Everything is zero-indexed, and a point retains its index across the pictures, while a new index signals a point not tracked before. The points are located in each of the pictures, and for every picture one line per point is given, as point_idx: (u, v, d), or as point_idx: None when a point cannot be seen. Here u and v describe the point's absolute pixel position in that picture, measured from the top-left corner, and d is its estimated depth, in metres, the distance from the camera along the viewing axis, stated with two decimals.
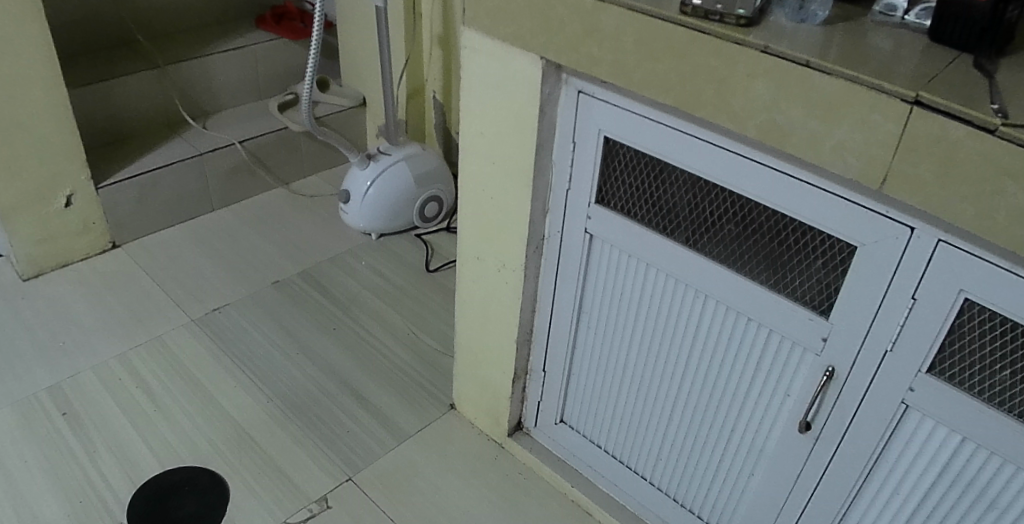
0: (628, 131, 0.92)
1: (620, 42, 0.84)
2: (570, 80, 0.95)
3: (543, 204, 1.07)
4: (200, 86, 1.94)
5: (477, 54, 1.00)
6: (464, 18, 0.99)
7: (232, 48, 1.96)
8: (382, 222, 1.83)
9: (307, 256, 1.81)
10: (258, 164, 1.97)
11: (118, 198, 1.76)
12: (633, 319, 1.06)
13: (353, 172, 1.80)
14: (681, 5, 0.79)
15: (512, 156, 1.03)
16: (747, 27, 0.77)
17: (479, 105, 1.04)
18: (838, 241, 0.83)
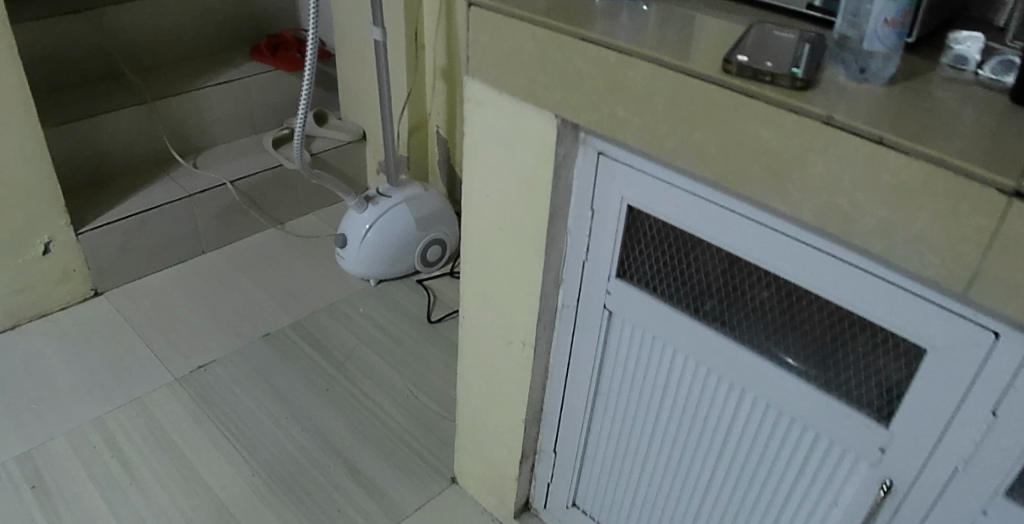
0: (657, 201, 0.80)
1: (649, 103, 0.71)
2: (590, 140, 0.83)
3: (556, 274, 0.94)
4: (190, 121, 1.83)
5: (482, 107, 0.88)
6: (468, 67, 0.87)
7: (225, 81, 1.85)
8: (381, 267, 1.71)
9: (300, 304, 1.69)
10: (250, 203, 1.85)
11: (100, 244, 1.65)
12: (656, 405, 0.93)
13: (350, 215, 1.68)
14: (724, 63, 0.67)
15: (522, 222, 0.91)
16: (803, 91, 0.64)
17: (485, 165, 0.91)
18: (906, 342, 0.69)
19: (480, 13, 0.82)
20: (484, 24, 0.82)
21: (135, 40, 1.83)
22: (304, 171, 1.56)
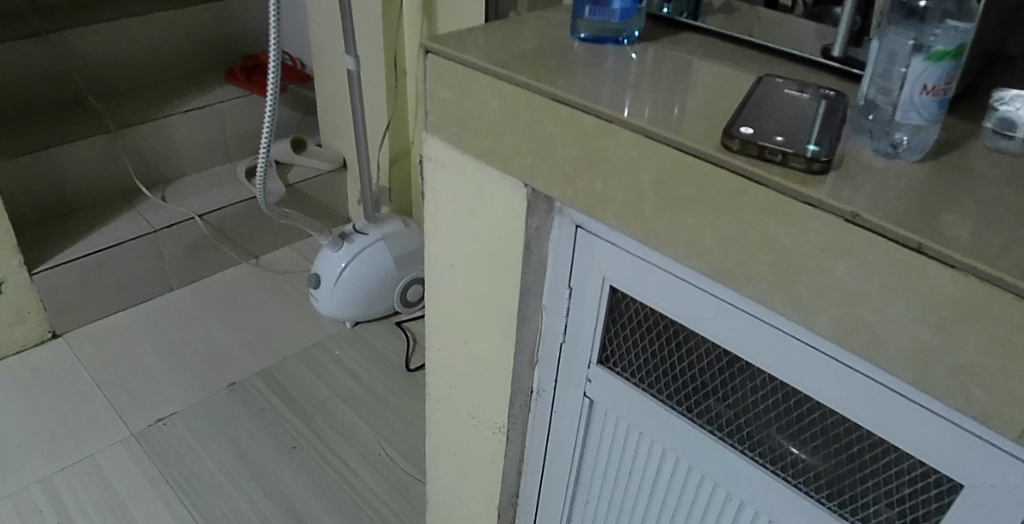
0: (644, 286, 0.68)
1: (633, 180, 0.59)
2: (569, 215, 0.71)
3: (531, 355, 0.82)
4: (158, 150, 1.72)
5: (443, 168, 0.76)
6: (426, 122, 0.75)
7: (196, 108, 1.74)
8: (358, 309, 1.59)
9: (270, 349, 1.57)
10: (221, 237, 1.73)
11: (57, 284, 1.53)
12: (642, 506, 0.81)
13: (324, 253, 1.56)
14: (723, 137, 0.55)
15: (491, 298, 0.79)
16: (821, 176, 0.52)
17: (449, 231, 0.79)
18: (938, 475, 0.57)
19: (441, 63, 0.70)
20: (446, 76, 0.70)
21: (100, 64, 1.71)
22: (266, 208, 1.43)
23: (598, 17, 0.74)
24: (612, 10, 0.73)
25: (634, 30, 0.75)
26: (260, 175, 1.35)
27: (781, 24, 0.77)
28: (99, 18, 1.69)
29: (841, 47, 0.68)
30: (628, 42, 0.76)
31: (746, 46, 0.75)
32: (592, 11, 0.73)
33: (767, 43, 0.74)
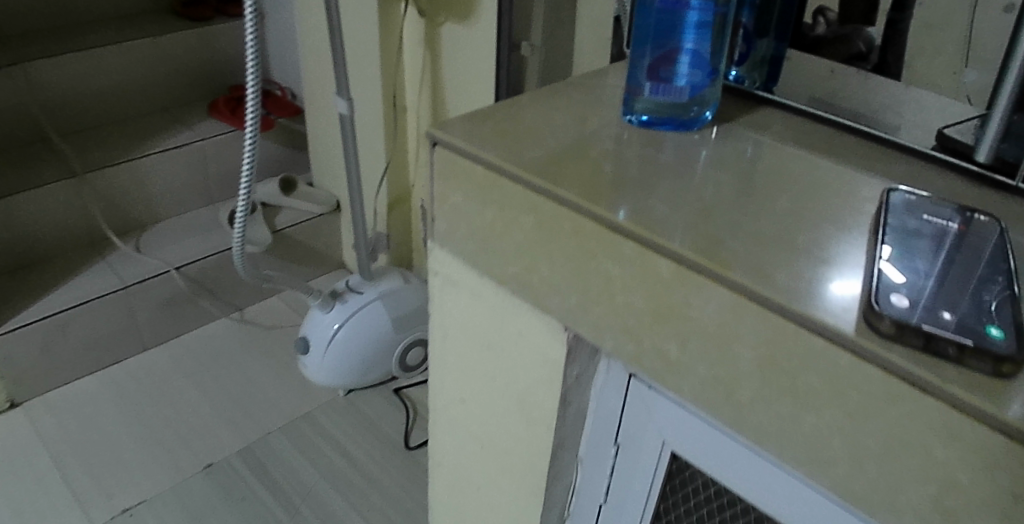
0: (720, 463, 0.52)
1: (721, 352, 0.43)
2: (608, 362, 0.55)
3: (560, 512, 0.65)
4: (132, 194, 1.55)
5: (454, 288, 0.59)
6: (433, 231, 0.58)
7: (173, 147, 1.57)
8: (352, 376, 1.43)
9: (253, 422, 1.41)
10: (202, 291, 1.57)
11: (15, 350, 1.36)
12: None
13: (314, 314, 1.40)
14: (866, 313, 0.39)
15: (512, 446, 0.62)
16: (1016, 383, 0.36)
17: (460, 361, 0.63)
18: None
19: (452, 160, 0.53)
20: (459, 179, 0.54)
21: (70, 98, 1.55)
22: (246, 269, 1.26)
23: (662, 97, 0.57)
24: (678, 86, 0.56)
25: (710, 110, 0.58)
26: (237, 226, 1.18)
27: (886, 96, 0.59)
28: (68, 49, 1.53)
29: (988, 153, 0.53)
30: (703, 125, 0.59)
31: (850, 134, 0.60)
32: (654, 90, 0.57)
33: (879, 133, 0.58)
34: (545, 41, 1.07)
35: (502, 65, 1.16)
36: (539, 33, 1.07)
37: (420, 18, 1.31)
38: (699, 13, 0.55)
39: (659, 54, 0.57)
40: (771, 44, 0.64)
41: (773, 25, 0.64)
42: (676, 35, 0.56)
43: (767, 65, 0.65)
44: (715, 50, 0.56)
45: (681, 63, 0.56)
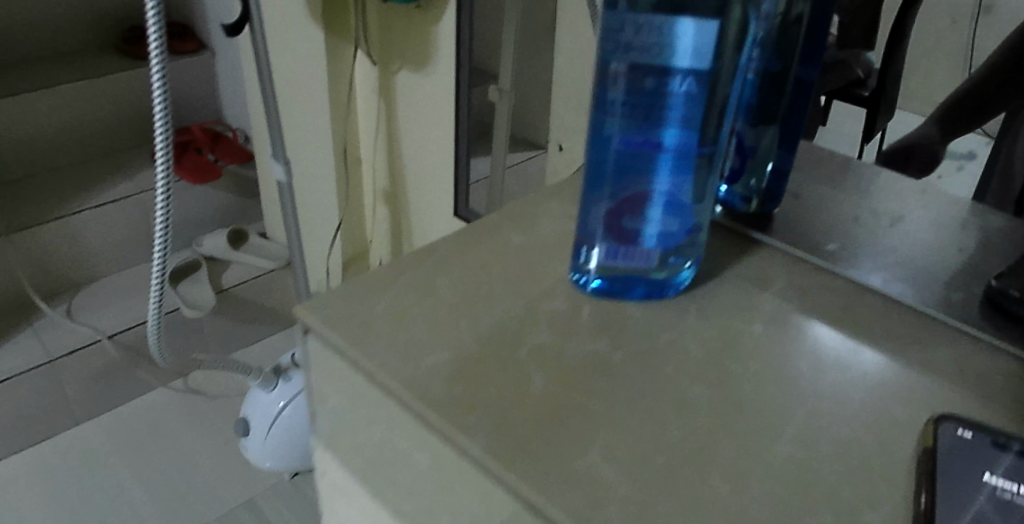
0: None
1: None
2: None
3: None
4: (62, 252, 1.41)
5: (341, 496, 0.45)
6: (317, 427, 0.44)
7: (109, 202, 1.44)
8: (297, 461, 1.27)
9: (190, 512, 1.25)
10: (140, 357, 1.42)
11: None
12: None
13: (254, 392, 1.25)
14: None
15: None
16: None
17: None
18: None
19: (326, 357, 0.40)
20: (338, 379, 0.40)
21: None
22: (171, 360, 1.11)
23: (622, 261, 0.41)
24: (646, 247, 0.41)
25: (687, 273, 0.43)
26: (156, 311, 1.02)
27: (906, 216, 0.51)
28: None
29: None
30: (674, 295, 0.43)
31: (874, 294, 0.46)
32: (611, 251, 0.41)
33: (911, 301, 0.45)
34: (514, 86, 0.92)
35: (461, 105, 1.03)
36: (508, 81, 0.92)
37: (372, 65, 1.15)
38: (678, 146, 0.39)
39: (620, 201, 0.40)
40: (775, 140, 0.52)
41: (778, 121, 0.51)
42: (646, 175, 0.40)
43: (770, 172, 0.53)
44: (698, 194, 0.41)
45: (652, 213, 0.41)
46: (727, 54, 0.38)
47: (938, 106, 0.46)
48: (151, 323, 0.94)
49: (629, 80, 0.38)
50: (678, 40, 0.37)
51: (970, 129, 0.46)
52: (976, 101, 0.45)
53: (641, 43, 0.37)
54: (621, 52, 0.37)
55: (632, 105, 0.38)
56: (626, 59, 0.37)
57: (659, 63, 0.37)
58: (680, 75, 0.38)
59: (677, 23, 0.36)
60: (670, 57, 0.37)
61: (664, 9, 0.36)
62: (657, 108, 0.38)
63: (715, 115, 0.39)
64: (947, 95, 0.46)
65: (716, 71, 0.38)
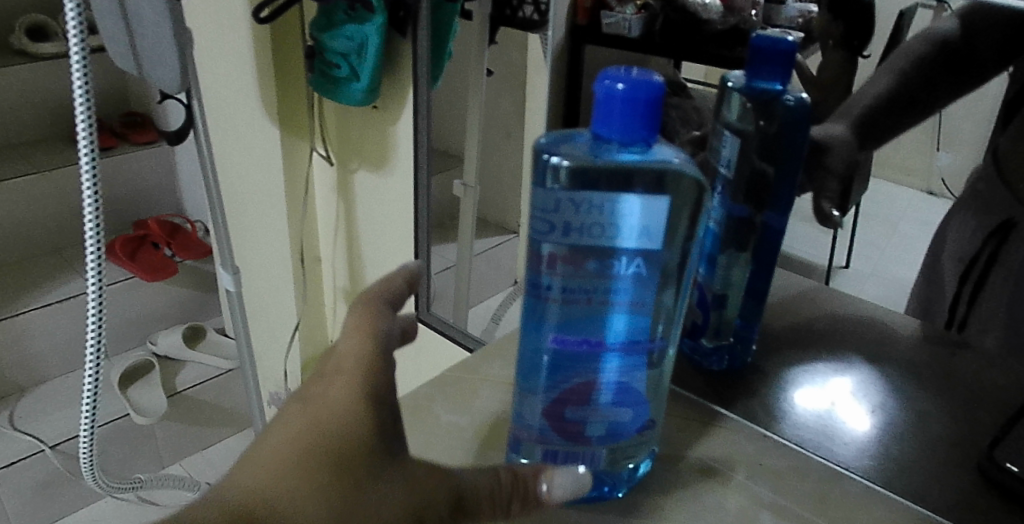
0: None
1: None
2: (590, 482, 0.36)
3: None
4: (4, 353, 1.34)
5: None
6: None
7: (57, 299, 1.39)
8: None
9: None
10: None
11: None
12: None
13: None
14: None
15: None
16: None
17: None
18: None
19: None
20: None
21: None
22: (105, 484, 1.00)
23: (561, 465, 0.36)
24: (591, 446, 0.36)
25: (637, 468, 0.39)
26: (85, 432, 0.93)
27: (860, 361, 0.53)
28: None
29: None
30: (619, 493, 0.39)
31: (856, 480, 0.43)
32: (551, 452, 0.36)
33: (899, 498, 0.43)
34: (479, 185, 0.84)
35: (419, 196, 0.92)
36: (470, 179, 0.86)
37: (330, 164, 1.09)
38: (626, 338, 0.34)
39: (560, 397, 0.35)
40: (742, 292, 0.47)
41: (746, 266, 0.47)
42: (590, 367, 0.35)
43: (738, 323, 0.49)
44: (651, 387, 0.36)
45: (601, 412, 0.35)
46: (679, 237, 0.34)
47: (871, 108, 0.46)
48: (82, 455, 0.87)
49: (566, 264, 0.33)
50: (622, 219, 0.33)
51: (902, 129, 0.45)
52: (923, 81, 0.44)
53: (578, 223, 0.33)
54: (557, 233, 0.33)
55: (569, 292, 0.34)
56: (560, 242, 0.33)
57: (602, 247, 0.33)
58: (626, 257, 0.33)
59: (623, 203, 0.33)
60: (612, 239, 0.33)
61: (607, 187, 0.33)
62: (601, 293, 0.34)
63: (670, 300, 0.35)
64: (878, 96, 0.46)
65: (669, 257, 0.34)
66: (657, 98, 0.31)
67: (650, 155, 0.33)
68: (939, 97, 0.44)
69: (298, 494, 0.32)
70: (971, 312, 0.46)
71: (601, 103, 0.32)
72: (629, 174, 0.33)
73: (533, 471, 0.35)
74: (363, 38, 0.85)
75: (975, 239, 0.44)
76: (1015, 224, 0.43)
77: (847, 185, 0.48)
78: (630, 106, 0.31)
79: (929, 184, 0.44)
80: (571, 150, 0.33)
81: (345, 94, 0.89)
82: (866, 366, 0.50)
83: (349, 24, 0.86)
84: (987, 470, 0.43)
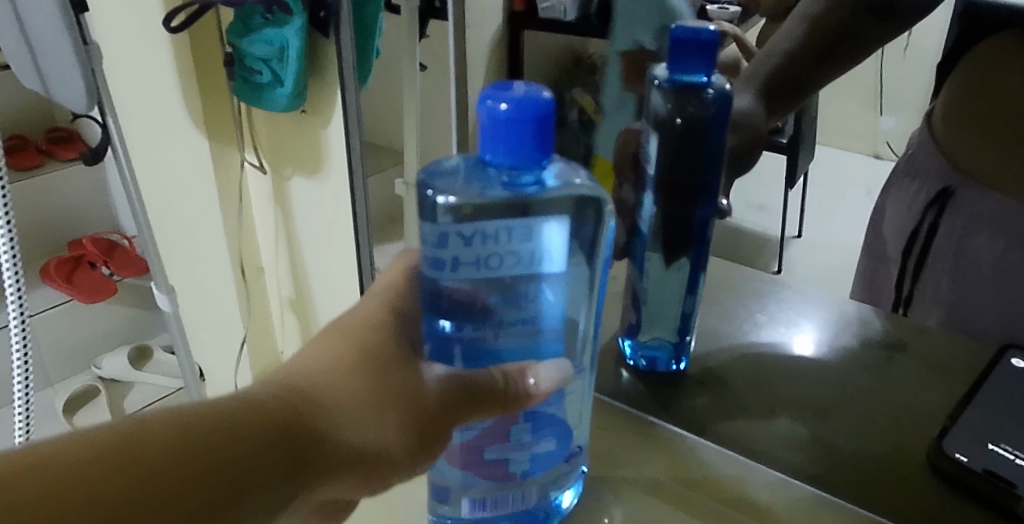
0: None
1: None
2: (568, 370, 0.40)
3: None
4: None
5: None
6: None
7: None
8: None
9: None
10: None
11: None
12: None
13: None
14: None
15: None
16: None
17: None
18: None
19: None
20: None
21: None
22: None
23: (492, 509, 0.41)
24: (518, 483, 0.41)
25: (567, 496, 0.44)
26: None
27: (800, 366, 0.53)
28: None
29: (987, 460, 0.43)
30: (555, 519, 0.44)
31: (806, 490, 0.46)
32: (481, 501, 0.40)
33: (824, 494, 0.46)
34: None
35: (355, 198, 0.79)
36: None
37: (263, 173, 1.02)
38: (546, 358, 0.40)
39: (475, 439, 0.40)
40: (682, 286, 0.48)
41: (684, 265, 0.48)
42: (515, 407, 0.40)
43: (675, 321, 0.50)
44: (567, 415, 0.41)
45: (523, 447, 0.40)
46: (577, 261, 0.39)
47: (796, 46, 0.52)
48: None
49: (470, 299, 0.38)
50: (534, 247, 0.38)
51: (823, 67, 0.52)
52: (844, 23, 0.50)
53: (477, 255, 0.37)
54: (456, 269, 0.38)
55: (477, 325, 0.39)
56: (462, 274, 0.38)
57: (504, 279, 0.38)
58: (542, 283, 0.39)
59: (519, 231, 0.37)
60: (521, 267, 0.38)
61: (507, 218, 0.37)
62: (515, 319, 0.39)
63: (577, 322, 0.41)
64: (801, 35, 0.52)
65: (573, 278, 0.40)
66: (544, 116, 0.36)
67: (542, 180, 0.38)
68: (853, 36, 0.50)
69: (338, 373, 0.38)
70: (923, 261, 0.53)
71: (489, 127, 0.36)
72: (526, 204, 0.37)
73: (519, 367, 0.39)
74: (284, 42, 0.81)
75: (918, 207, 0.53)
76: (953, 191, 0.52)
77: (778, 99, 0.54)
78: (519, 126, 0.36)
79: (876, 148, 0.53)
80: (465, 189, 0.37)
81: (270, 100, 0.85)
82: (807, 379, 0.53)
83: (267, 29, 0.82)
84: (937, 464, 0.45)
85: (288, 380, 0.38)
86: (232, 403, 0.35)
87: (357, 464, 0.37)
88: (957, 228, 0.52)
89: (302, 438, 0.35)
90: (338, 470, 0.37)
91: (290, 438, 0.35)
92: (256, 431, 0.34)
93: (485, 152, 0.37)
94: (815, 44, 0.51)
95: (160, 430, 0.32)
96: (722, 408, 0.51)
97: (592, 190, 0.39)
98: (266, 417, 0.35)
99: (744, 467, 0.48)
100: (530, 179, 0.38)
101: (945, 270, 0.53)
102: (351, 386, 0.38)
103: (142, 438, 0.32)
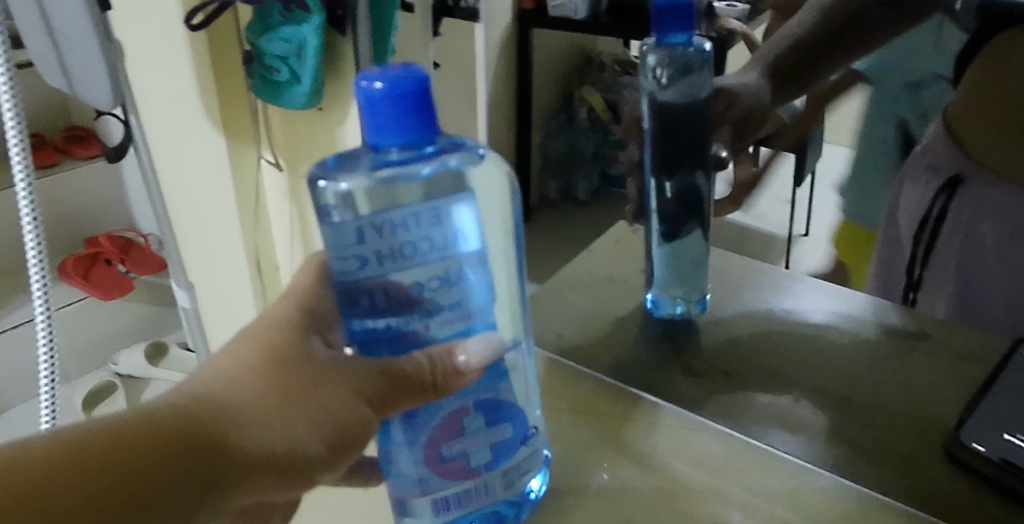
0: None
1: None
2: (496, 338, 0.41)
3: None
4: None
5: None
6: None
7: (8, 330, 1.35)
8: None
9: None
10: None
11: None
12: None
13: None
14: None
15: None
16: None
17: None
18: None
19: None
20: None
21: None
22: None
23: (459, 506, 0.41)
24: (480, 475, 0.41)
25: (534, 481, 0.46)
26: None
27: (798, 347, 0.57)
28: None
29: None
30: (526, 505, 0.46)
31: (826, 476, 0.49)
32: (446, 498, 0.41)
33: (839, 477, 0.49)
34: None
35: None
36: None
37: (279, 170, 1.03)
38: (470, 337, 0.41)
39: (432, 434, 0.40)
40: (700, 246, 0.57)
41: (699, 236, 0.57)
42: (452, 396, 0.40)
43: (702, 283, 0.59)
44: (515, 396, 0.43)
45: (476, 438, 0.41)
46: (485, 237, 0.41)
47: (805, 34, 0.50)
48: None
49: (392, 290, 0.39)
50: (447, 227, 0.39)
51: (830, 60, 0.49)
52: (852, 15, 0.48)
53: (388, 246, 0.38)
54: (373, 263, 0.39)
55: (398, 313, 0.39)
56: (377, 265, 0.39)
57: (423, 266, 0.39)
58: (463, 264, 0.40)
59: (427, 215, 0.39)
60: (439, 251, 0.39)
61: (409, 202, 0.38)
62: (434, 303, 0.40)
63: (496, 296, 0.42)
64: (812, 25, 0.49)
65: (487, 254, 0.41)
66: (417, 89, 0.37)
67: (435, 154, 0.39)
68: (862, 30, 0.48)
69: (241, 377, 0.40)
70: (931, 251, 0.51)
71: (367, 109, 0.38)
72: (423, 186, 0.39)
73: (447, 346, 0.39)
74: (301, 40, 0.82)
75: (926, 196, 0.49)
76: (962, 179, 0.48)
77: (788, 91, 0.51)
78: (393, 103, 0.37)
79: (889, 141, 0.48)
80: (355, 176, 0.39)
81: (289, 98, 0.86)
82: (807, 382, 0.55)
83: (285, 26, 0.83)
84: (954, 450, 0.48)
85: (192, 390, 0.40)
86: (132, 418, 0.37)
87: (274, 463, 0.39)
88: (965, 218, 0.49)
89: (201, 443, 0.37)
90: (251, 470, 0.39)
91: (188, 449, 0.37)
92: (154, 441, 0.36)
93: (372, 139, 0.39)
94: (824, 36, 0.49)
95: (54, 449, 0.35)
96: (724, 362, 0.58)
97: (473, 154, 0.40)
98: (160, 428, 0.37)
99: (762, 448, 0.51)
100: (419, 155, 0.39)
101: (952, 261, 0.50)
102: (254, 388, 0.40)
103: (43, 458, 0.34)
